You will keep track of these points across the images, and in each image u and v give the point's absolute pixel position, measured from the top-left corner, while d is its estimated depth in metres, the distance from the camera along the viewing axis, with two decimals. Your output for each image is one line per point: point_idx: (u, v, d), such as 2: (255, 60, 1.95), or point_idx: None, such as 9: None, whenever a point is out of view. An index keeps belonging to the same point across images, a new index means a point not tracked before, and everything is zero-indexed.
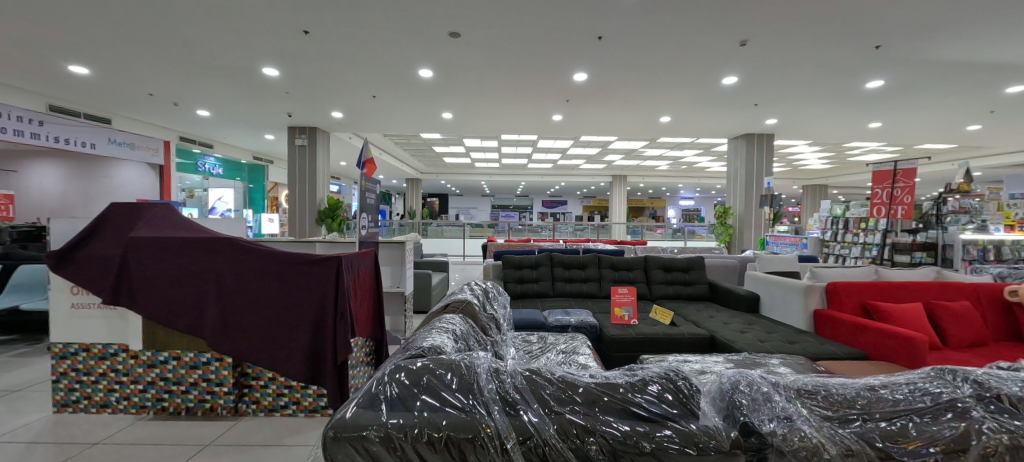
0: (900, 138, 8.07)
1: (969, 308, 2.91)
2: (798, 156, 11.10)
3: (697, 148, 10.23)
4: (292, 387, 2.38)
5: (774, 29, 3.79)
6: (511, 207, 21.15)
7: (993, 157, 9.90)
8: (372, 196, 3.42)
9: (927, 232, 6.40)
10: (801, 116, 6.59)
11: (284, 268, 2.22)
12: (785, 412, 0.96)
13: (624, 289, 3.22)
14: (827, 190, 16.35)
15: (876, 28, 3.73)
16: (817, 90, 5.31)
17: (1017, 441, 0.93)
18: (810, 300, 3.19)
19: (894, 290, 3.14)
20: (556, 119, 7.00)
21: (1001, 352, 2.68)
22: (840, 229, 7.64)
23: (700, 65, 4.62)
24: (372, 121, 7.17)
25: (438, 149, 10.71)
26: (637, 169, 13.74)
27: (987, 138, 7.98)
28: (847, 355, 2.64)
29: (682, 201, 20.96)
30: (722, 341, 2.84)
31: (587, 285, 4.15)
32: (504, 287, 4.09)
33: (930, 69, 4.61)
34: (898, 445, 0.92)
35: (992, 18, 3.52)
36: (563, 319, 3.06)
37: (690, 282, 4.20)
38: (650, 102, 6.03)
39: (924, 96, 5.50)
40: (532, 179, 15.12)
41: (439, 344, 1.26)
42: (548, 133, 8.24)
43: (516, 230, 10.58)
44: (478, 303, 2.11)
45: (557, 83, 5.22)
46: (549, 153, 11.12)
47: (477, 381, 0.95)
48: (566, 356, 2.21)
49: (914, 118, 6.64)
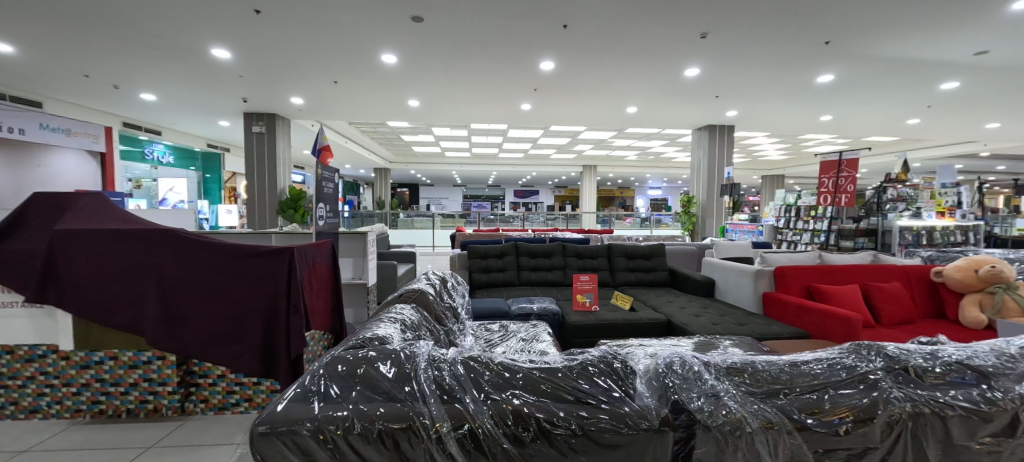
0: (849, 130, 8.54)
1: (900, 288, 3.16)
2: (756, 147, 11.60)
3: (664, 139, 10.49)
4: (243, 384, 2.29)
5: (732, 23, 3.91)
6: (482, 197, 21.13)
7: (930, 149, 10.64)
8: (330, 185, 3.28)
9: (869, 219, 6.70)
10: (758, 108, 6.88)
11: (233, 261, 2.11)
12: (713, 389, 1.01)
13: (585, 277, 3.27)
14: (784, 179, 17.21)
15: (826, 24, 3.91)
16: (772, 82, 5.53)
17: (917, 408, 1.03)
18: (759, 284, 3.38)
19: (835, 273, 3.34)
20: (525, 108, 7.00)
21: (925, 327, 2.94)
22: (793, 217, 8.01)
23: (664, 56, 4.72)
24: (335, 108, 6.90)
25: (406, 137, 10.48)
26: (606, 159, 13.95)
27: (925, 131, 8.55)
28: (790, 335, 2.81)
29: (650, 190, 21.62)
30: (678, 324, 2.96)
31: (552, 273, 4.20)
32: (470, 276, 4.08)
33: (874, 64, 4.88)
34: (814, 417, 0.98)
35: (927, 19, 3.77)
36: (525, 307, 3.09)
37: (651, 268, 4.33)
38: (617, 93, 6.10)
39: (868, 90, 5.83)
40: (503, 169, 15.07)
41: (385, 334, 1.24)
42: (518, 123, 8.22)
43: (487, 220, 10.54)
44: (435, 293, 2.07)
45: (524, 71, 5.19)
46: (520, 143, 11.11)
47: (415, 369, 0.94)
48: (526, 343, 2.23)
49: (860, 111, 7.04)
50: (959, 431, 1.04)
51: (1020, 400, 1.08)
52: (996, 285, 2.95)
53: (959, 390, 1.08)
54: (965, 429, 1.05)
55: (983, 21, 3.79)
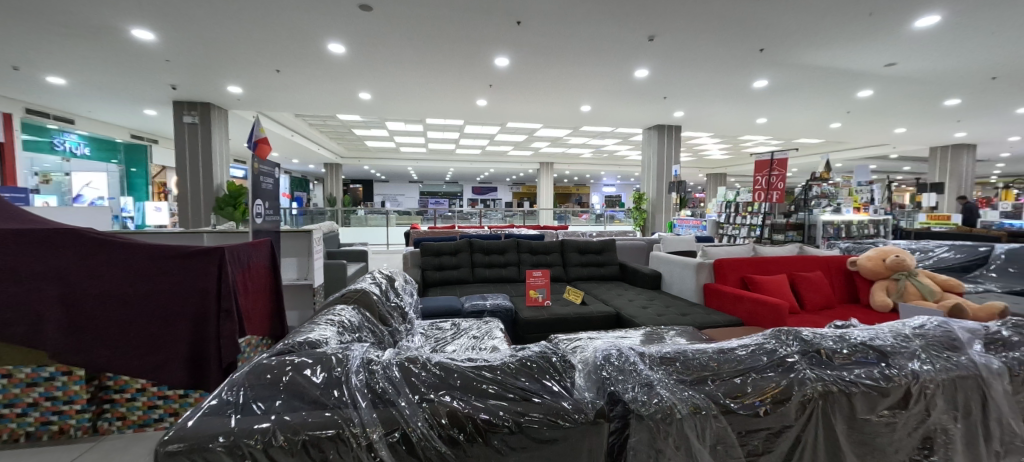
0: (782, 132, 9.22)
1: (821, 277, 3.46)
2: (701, 147, 12.23)
3: (617, 137, 10.80)
4: (168, 397, 2.11)
5: (677, 27, 4.08)
6: (440, 193, 20.81)
7: (851, 151, 11.72)
8: (270, 181, 3.07)
9: (797, 214, 7.33)
10: (702, 109, 7.24)
11: (152, 264, 1.91)
12: (647, 379, 1.05)
13: (538, 272, 3.29)
14: (726, 177, 18.33)
15: (759, 33, 4.18)
16: (714, 85, 5.84)
17: (826, 387, 1.14)
18: (701, 275, 3.57)
19: (767, 264, 3.59)
20: (481, 104, 6.95)
21: (842, 312, 3.24)
22: (733, 213, 8.51)
23: (615, 57, 4.86)
24: (277, 99, 6.50)
25: (358, 131, 10.07)
26: (562, 157, 14.17)
27: (846, 134, 9.40)
28: (727, 323, 3.00)
29: (605, 188, 22.27)
30: (626, 316, 3.07)
31: (507, 270, 4.21)
32: (423, 274, 3.99)
33: (802, 72, 5.29)
34: (738, 401, 1.05)
35: (844, 32, 4.14)
36: (478, 304, 3.06)
37: (603, 263, 4.45)
38: (571, 91, 6.20)
39: (797, 95, 6.31)
40: (460, 165, 14.90)
41: (319, 337, 1.18)
42: (475, 119, 8.15)
43: (444, 217, 10.40)
44: (380, 293, 2.01)
45: (479, 67, 5.14)
46: (477, 139, 11.02)
47: (347, 373, 0.90)
48: (477, 340, 2.21)
49: (791, 115, 7.61)
50: (862, 406, 1.16)
51: (911, 375, 1.24)
52: (901, 272, 3.30)
53: (860, 370, 1.22)
54: (868, 404, 1.17)
55: (892, 36, 4.21)
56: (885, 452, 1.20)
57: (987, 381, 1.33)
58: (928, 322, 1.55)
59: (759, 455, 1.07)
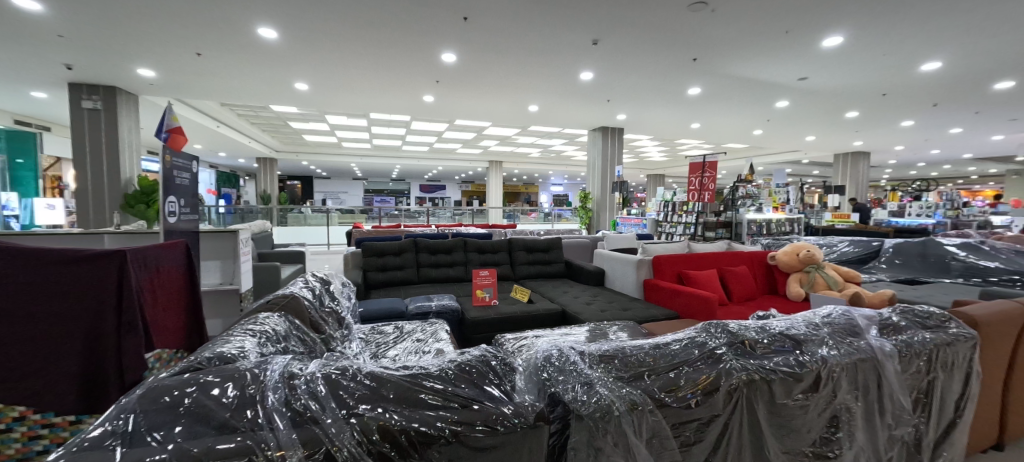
0: (714, 137, 9.89)
1: (746, 271, 3.74)
2: (642, 149, 12.82)
3: (563, 138, 11.01)
4: (57, 425, 1.71)
5: (620, 33, 4.22)
6: (386, 191, 20.11)
7: (772, 156, 12.85)
8: (186, 176, 2.76)
9: (726, 213, 7.91)
10: (643, 113, 7.58)
11: (30, 269, 1.56)
12: (587, 378, 1.07)
13: (485, 271, 3.25)
14: (664, 178, 19.39)
15: (693, 43, 4.43)
16: (652, 90, 6.13)
17: (750, 376, 1.22)
18: (641, 272, 3.72)
19: (701, 259, 3.81)
20: (428, 100, 6.78)
21: (763, 302, 3.54)
22: (670, 211, 8.81)
23: (561, 59, 4.94)
24: (199, 86, 5.92)
25: (294, 124, 9.44)
26: (510, 156, 14.23)
27: (768, 140, 10.28)
28: (665, 317, 3.15)
29: (552, 187, 22.69)
30: (571, 313, 3.13)
31: (453, 270, 4.13)
32: (365, 276, 3.80)
33: (730, 82, 5.69)
34: (672, 395, 1.10)
35: (766, 46, 4.51)
36: (423, 305, 2.96)
37: (549, 261, 4.51)
38: (519, 90, 6.23)
39: (727, 103, 6.79)
40: (407, 162, 14.48)
41: (234, 350, 1.07)
42: (422, 115, 7.94)
43: (389, 215, 10.05)
44: (314, 298, 1.88)
45: (425, 62, 5.00)
46: (424, 136, 10.76)
47: (263, 391, 0.82)
48: (421, 344, 2.12)
49: (721, 121, 8.18)
50: (781, 392, 1.26)
51: (821, 361, 1.35)
52: (811, 265, 3.66)
53: (778, 358, 1.31)
54: (785, 389, 1.27)
55: (805, 52, 4.65)
56: (800, 433, 1.30)
57: (882, 362, 1.49)
58: (834, 311, 1.71)
59: (691, 446, 1.12)
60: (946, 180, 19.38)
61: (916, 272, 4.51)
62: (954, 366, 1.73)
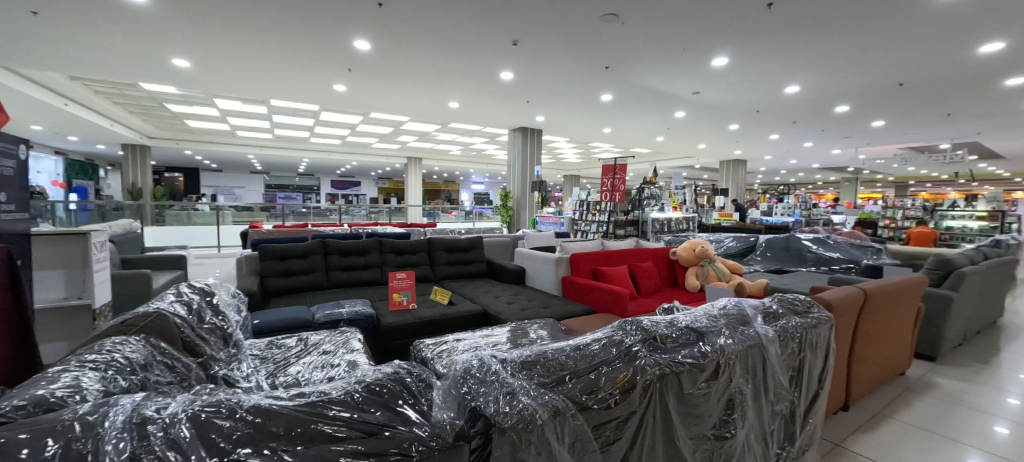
0: (623, 141, 10.59)
1: (652, 267, 4.03)
2: (559, 150, 13.29)
3: (484, 136, 11.00)
4: None
5: (539, 36, 4.29)
6: (291, 187, 18.38)
7: (672, 161, 14.15)
8: (9, 164, 2.18)
9: (634, 212, 8.45)
10: (560, 116, 7.85)
11: None
12: (510, 388, 1.02)
13: (402, 274, 3.07)
14: (579, 179, 20.38)
15: (605, 52, 4.67)
16: (569, 94, 6.36)
17: (662, 369, 1.28)
18: (559, 270, 3.81)
19: (612, 256, 4.01)
20: (339, 90, 6.29)
21: (668, 295, 3.84)
22: (585, 210, 9.26)
23: (481, 57, 4.89)
24: (39, 53, 4.83)
25: (174, 108, 8.18)
26: (429, 152, 13.85)
27: (669, 147, 11.29)
28: (582, 312, 3.27)
29: (473, 185, 22.61)
30: (493, 313, 3.09)
31: (367, 272, 3.87)
32: (262, 282, 3.37)
33: (637, 91, 6.13)
34: (593, 396, 1.10)
35: (668, 61, 4.92)
36: (333, 313, 2.71)
37: (471, 261, 4.43)
38: (438, 86, 6.05)
39: (634, 111, 7.31)
40: (316, 156, 13.38)
41: (63, 392, 0.85)
42: (332, 105, 7.36)
43: (295, 213, 9.18)
44: (188, 314, 1.59)
45: (334, 47, 4.62)
46: (335, 128, 10.00)
47: (100, 446, 0.65)
48: (328, 356, 1.91)
49: (630, 127, 8.79)
50: (689, 382, 1.33)
51: (720, 350, 1.47)
52: (705, 259, 4.06)
53: (685, 351, 1.39)
54: (692, 379, 1.34)
55: (700, 69, 5.16)
56: (703, 418, 1.40)
57: (767, 347, 1.66)
58: (729, 302, 1.88)
59: (610, 446, 1.13)
60: (803, 185, 23.06)
61: (782, 263, 5.27)
62: (819, 345, 2.01)
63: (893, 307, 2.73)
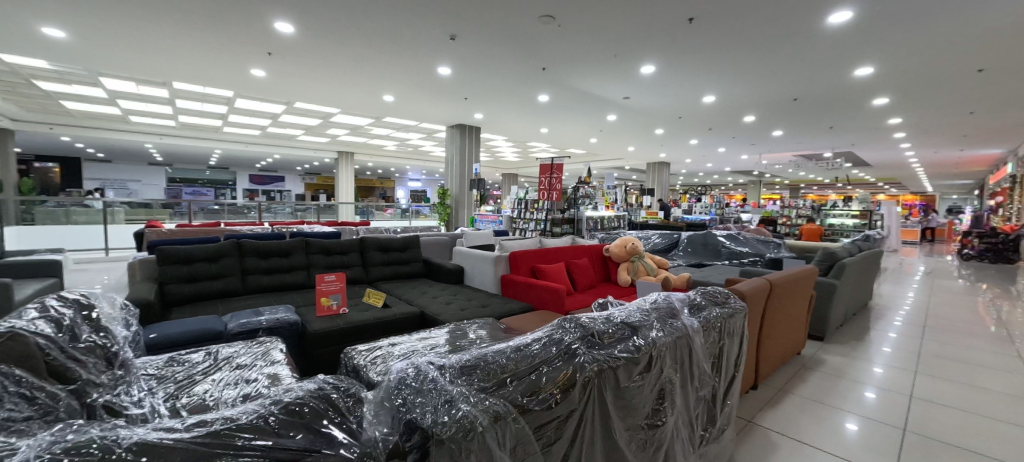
0: (560, 142, 10.87)
1: (587, 263, 4.15)
2: (497, 148, 13.32)
3: (420, 132, 10.69)
4: None
5: (477, 32, 4.23)
6: (201, 181, 16.55)
7: (605, 161, 14.80)
8: None
9: (570, 211, 8.72)
10: (498, 114, 7.85)
11: None
12: (448, 396, 0.98)
13: (331, 276, 2.87)
14: (516, 177, 20.62)
15: (543, 53, 4.73)
16: (507, 93, 6.36)
17: (600, 365, 1.29)
18: (498, 268, 3.79)
19: (550, 253, 4.08)
20: (258, 75, 5.74)
21: (602, 290, 3.99)
22: (523, 208, 9.30)
23: (417, 50, 4.72)
24: None
25: (47, 85, 6.96)
26: (362, 147, 13.21)
27: (602, 148, 11.79)
28: (521, 310, 3.28)
29: (410, 182, 21.99)
30: (430, 315, 3.00)
31: (291, 275, 3.56)
32: (162, 289, 2.96)
33: (573, 93, 6.29)
34: (534, 397, 1.08)
35: (601, 65, 5.09)
36: (249, 321, 2.46)
37: (407, 261, 4.27)
38: (370, 77, 5.75)
39: (570, 112, 7.51)
40: (231, 147, 12.17)
41: None
42: (250, 92, 6.71)
43: (206, 211, 8.26)
44: (60, 331, 1.35)
45: (251, 27, 4.20)
46: (254, 118, 9.16)
47: None
48: (243, 370, 1.72)
49: (566, 128, 9.04)
50: (625, 376, 1.37)
51: (653, 343, 1.53)
52: (635, 255, 4.27)
53: (620, 346, 1.43)
54: (628, 373, 1.38)
55: (630, 75, 5.41)
56: (638, 409, 1.44)
57: (694, 337, 1.77)
58: (659, 296, 1.98)
59: (551, 446, 1.12)
60: (718, 186, 25.29)
61: (701, 257, 5.72)
62: (736, 333, 2.18)
63: (793, 296, 3.06)
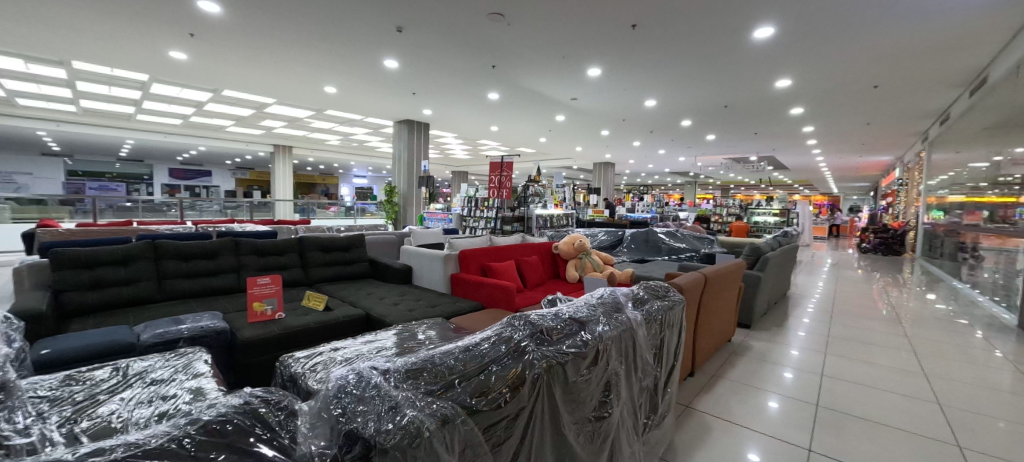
0: (510, 140, 10.91)
1: (536, 261, 4.20)
2: (446, 146, 13.12)
3: (366, 127, 10.28)
4: None
5: (425, 25, 4.12)
6: (111, 175, 14.79)
7: (554, 161, 15.07)
8: None
9: (520, 209, 8.79)
10: (447, 111, 7.73)
11: None
12: (393, 402, 0.94)
13: (265, 279, 2.67)
14: (467, 176, 20.46)
15: (492, 50, 4.71)
16: (456, 89, 6.27)
17: (549, 361, 1.31)
18: (448, 267, 3.73)
19: (500, 251, 4.07)
20: (178, 58, 5.20)
21: (551, 287, 4.05)
22: (473, 206, 9.28)
23: (361, 40, 4.52)
24: None
25: None
26: (301, 141, 12.46)
27: (551, 148, 11.99)
28: (471, 309, 3.25)
29: (355, 179, 21.09)
30: (376, 317, 2.89)
31: (218, 278, 3.27)
32: (59, 297, 2.60)
33: (522, 92, 6.33)
34: (483, 397, 1.07)
35: (550, 66, 5.17)
36: (168, 331, 2.22)
37: (351, 261, 4.09)
38: (310, 67, 5.42)
39: (520, 111, 7.56)
40: (148, 137, 10.98)
41: None
42: (171, 77, 6.08)
43: (118, 208, 7.39)
44: None
45: (170, 5, 3.81)
46: (176, 106, 8.33)
47: None
48: (159, 385, 1.55)
49: (515, 127, 9.09)
50: (573, 371, 1.39)
51: (599, 337, 1.57)
52: (583, 252, 4.38)
53: (569, 341, 1.45)
54: (575, 368, 1.40)
55: (578, 77, 5.53)
56: (585, 403, 1.47)
57: (638, 330, 1.84)
58: (605, 291, 2.04)
59: (500, 445, 1.10)
60: (658, 186, 26.67)
61: (643, 253, 6.00)
62: (675, 324, 2.30)
63: (725, 288, 3.29)
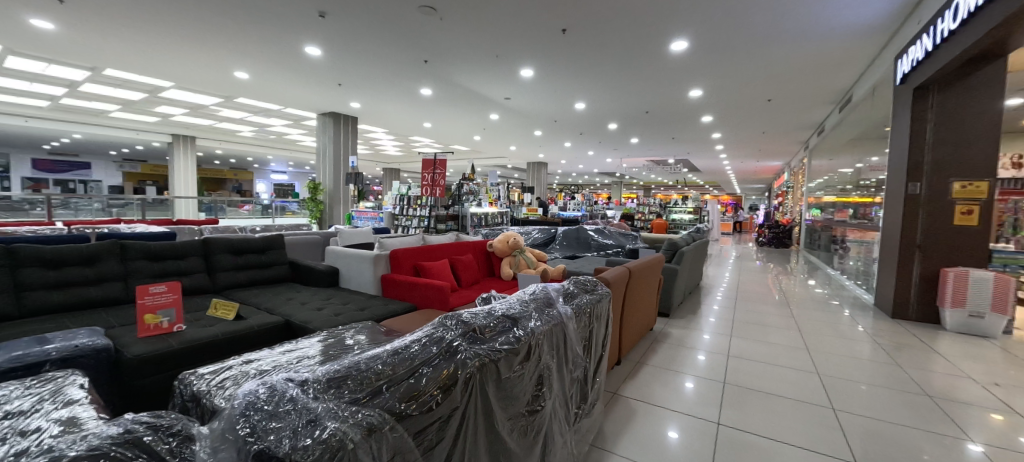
0: (443, 138, 10.74)
1: (470, 259, 4.17)
2: (376, 141, 12.57)
3: (285, 118, 9.51)
4: None
5: (351, 13, 3.92)
6: None
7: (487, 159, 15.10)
8: None
9: (454, 207, 8.67)
10: (377, 105, 7.42)
11: None
12: (311, 417, 0.88)
13: (160, 287, 2.35)
14: (398, 173, 19.78)
15: (423, 44, 4.60)
16: (385, 82, 6.02)
17: (481, 360, 1.30)
18: (378, 268, 3.57)
19: (433, 250, 3.98)
20: (44, 28, 4.41)
21: (484, 285, 4.05)
22: (405, 205, 8.99)
23: (279, 24, 4.17)
24: None
25: None
26: (208, 131, 11.20)
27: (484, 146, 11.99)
28: (402, 311, 3.14)
29: (272, 174, 19.42)
30: (297, 323, 2.68)
31: (99, 288, 2.83)
32: None
33: (455, 89, 6.26)
34: (413, 401, 1.03)
35: (482, 64, 5.16)
36: (32, 352, 1.88)
37: (267, 264, 3.76)
38: (218, 49, 4.88)
39: (453, 108, 7.47)
40: (4, 120, 9.18)
41: None
42: (36, 51, 5.14)
43: None
44: None
45: None
46: (43, 85, 7.06)
47: None
48: (16, 415, 1.30)
49: (448, 124, 8.95)
50: (505, 367, 1.39)
51: (531, 333, 1.59)
52: (516, 250, 4.43)
53: (501, 339, 1.45)
54: (508, 364, 1.41)
55: (509, 76, 5.59)
56: (518, 398, 1.49)
57: (568, 323, 1.90)
58: (537, 287, 2.08)
59: (433, 449, 1.08)
60: (588, 186, 27.87)
61: (574, 250, 6.22)
62: (602, 316, 2.41)
63: (647, 281, 3.53)
